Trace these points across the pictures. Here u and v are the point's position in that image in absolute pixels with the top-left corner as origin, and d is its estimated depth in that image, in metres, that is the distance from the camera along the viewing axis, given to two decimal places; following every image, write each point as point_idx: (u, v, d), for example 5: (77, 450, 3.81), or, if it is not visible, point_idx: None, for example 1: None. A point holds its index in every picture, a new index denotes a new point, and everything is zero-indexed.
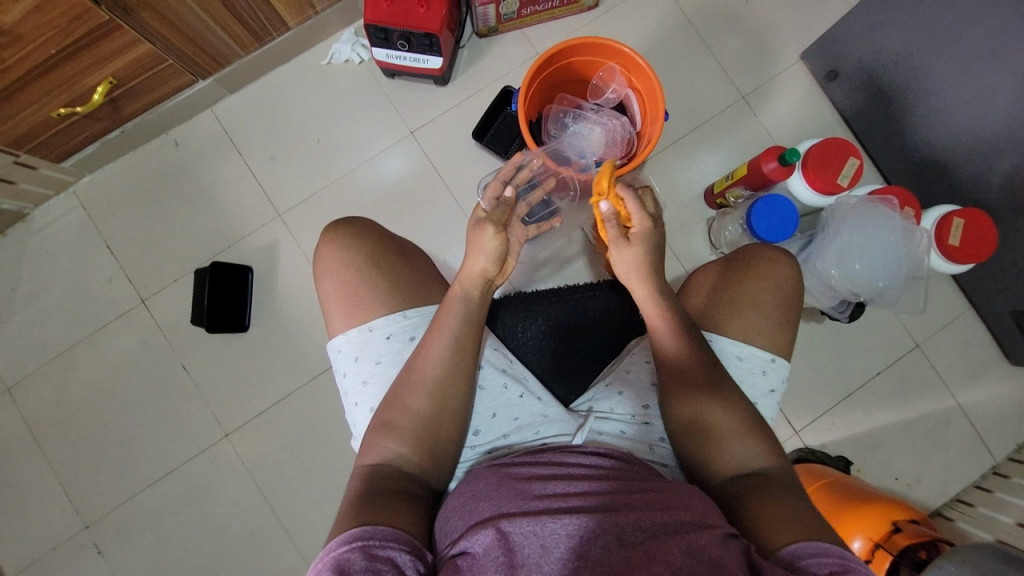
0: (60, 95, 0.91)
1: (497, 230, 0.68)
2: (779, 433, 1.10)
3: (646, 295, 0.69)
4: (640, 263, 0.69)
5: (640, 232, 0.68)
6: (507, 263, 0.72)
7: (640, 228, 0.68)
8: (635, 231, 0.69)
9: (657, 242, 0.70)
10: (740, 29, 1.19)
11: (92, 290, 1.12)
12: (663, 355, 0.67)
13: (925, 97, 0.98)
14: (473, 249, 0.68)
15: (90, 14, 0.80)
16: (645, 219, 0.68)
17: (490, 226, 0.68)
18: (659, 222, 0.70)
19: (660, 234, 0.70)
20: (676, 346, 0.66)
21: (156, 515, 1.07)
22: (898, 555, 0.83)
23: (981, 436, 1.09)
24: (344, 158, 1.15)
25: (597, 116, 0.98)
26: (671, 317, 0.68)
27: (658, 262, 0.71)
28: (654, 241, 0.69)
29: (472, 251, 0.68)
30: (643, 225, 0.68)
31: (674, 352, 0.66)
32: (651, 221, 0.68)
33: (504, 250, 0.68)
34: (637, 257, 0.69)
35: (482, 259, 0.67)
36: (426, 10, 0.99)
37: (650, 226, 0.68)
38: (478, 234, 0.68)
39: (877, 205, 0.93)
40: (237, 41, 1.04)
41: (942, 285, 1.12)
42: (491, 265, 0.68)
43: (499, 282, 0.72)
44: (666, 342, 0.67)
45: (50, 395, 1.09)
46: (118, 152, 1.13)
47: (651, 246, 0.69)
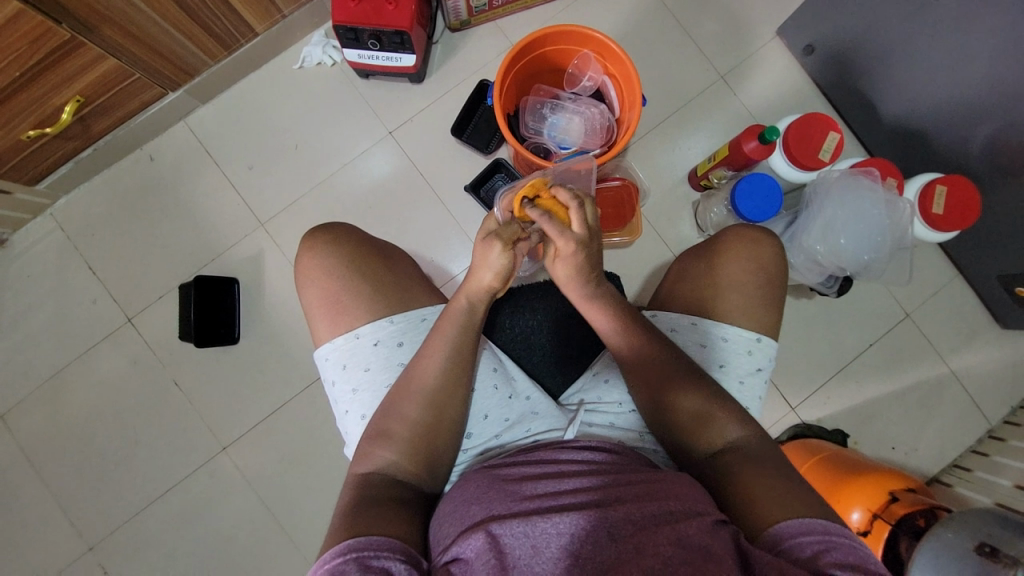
0: (27, 117, 0.89)
1: (507, 246, 0.62)
2: (775, 411, 1.10)
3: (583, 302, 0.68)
4: (571, 279, 0.65)
5: (564, 255, 0.62)
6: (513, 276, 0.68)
7: (564, 251, 0.62)
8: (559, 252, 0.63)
9: (585, 262, 0.63)
10: (715, 8, 1.18)
11: (77, 312, 1.11)
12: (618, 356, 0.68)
13: (901, 67, 0.97)
14: (479, 263, 0.64)
15: (51, 32, 0.79)
16: (568, 243, 0.61)
17: (499, 242, 0.62)
18: (586, 242, 0.62)
19: (589, 252, 0.63)
20: (627, 352, 0.67)
21: (160, 532, 1.07)
22: (896, 524, 0.83)
23: (974, 401, 1.10)
24: (324, 163, 1.14)
25: (575, 106, 0.98)
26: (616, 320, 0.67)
27: (597, 272, 0.65)
28: (583, 261, 0.63)
29: (478, 265, 0.64)
30: (567, 249, 0.62)
31: (624, 357, 0.67)
32: (574, 244, 0.61)
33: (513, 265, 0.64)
34: (567, 274, 0.65)
35: (486, 275, 0.64)
36: (395, 8, 0.97)
37: (574, 249, 0.62)
38: (485, 249, 0.63)
39: (859, 178, 0.92)
40: (205, 51, 1.02)
41: (930, 253, 1.12)
42: (498, 280, 0.65)
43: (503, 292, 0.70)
44: (617, 344, 0.67)
45: (44, 421, 1.09)
46: (93, 171, 1.11)
47: (580, 266, 0.63)
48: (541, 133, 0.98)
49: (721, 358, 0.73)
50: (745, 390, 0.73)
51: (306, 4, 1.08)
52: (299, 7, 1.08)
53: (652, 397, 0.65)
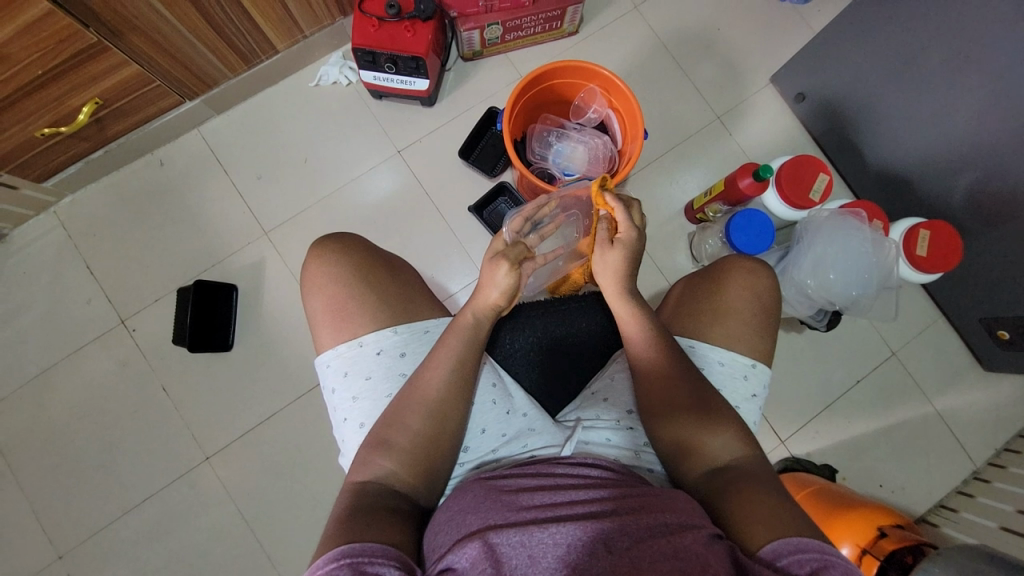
0: (44, 115, 0.91)
1: (512, 267, 0.67)
2: (766, 443, 1.11)
3: (619, 297, 0.72)
4: (619, 269, 0.71)
5: (624, 238, 0.70)
6: (518, 296, 0.71)
7: (624, 235, 0.70)
8: (619, 235, 0.71)
9: (638, 250, 0.71)
10: (713, 54, 1.25)
11: (70, 310, 1.10)
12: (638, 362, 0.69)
13: (886, 117, 1.04)
14: (485, 282, 0.68)
15: (79, 36, 0.81)
16: (630, 228, 0.70)
17: (506, 262, 0.67)
18: (643, 233, 0.71)
19: (641, 244, 0.72)
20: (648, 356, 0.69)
21: (132, 544, 1.03)
22: (885, 560, 0.83)
23: (960, 442, 1.12)
24: (332, 177, 1.17)
25: (579, 135, 1.02)
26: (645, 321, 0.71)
27: (638, 267, 0.73)
28: (636, 250, 0.71)
29: (485, 284, 0.68)
30: (627, 233, 0.70)
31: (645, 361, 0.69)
32: (634, 230, 0.70)
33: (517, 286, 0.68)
34: (617, 262, 0.71)
35: (492, 292, 0.67)
36: (413, 35, 1.02)
37: (633, 236, 0.70)
38: (491, 269, 0.67)
39: (847, 218, 0.97)
40: (225, 63, 1.06)
41: (914, 294, 1.16)
42: (504, 299, 0.68)
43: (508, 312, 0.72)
44: (642, 346, 0.69)
45: (23, 422, 1.06)
46: (102, 172, 1.12)
47: (632, 255, 0.71)
48: (546, 159, 1.02)
49: (716, 383, 0.74)
50: (740, 415, 0.75)
51: (327, 26, 1.13)
52: (321, 29, 1.13)
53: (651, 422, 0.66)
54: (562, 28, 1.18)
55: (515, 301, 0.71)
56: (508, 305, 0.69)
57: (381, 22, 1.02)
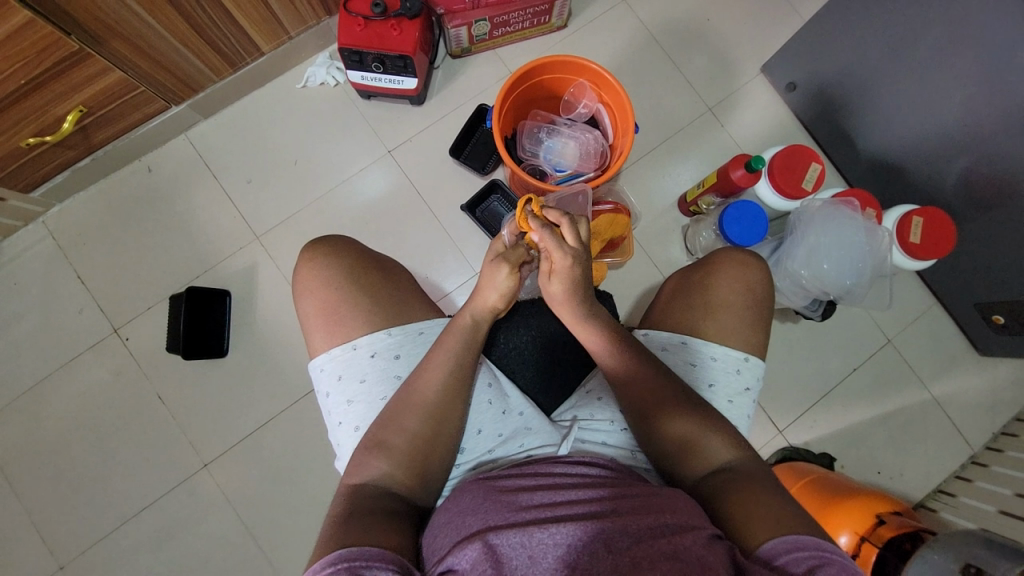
0: (28, 125, 0.90)
1: (513, 269, 0.66)
2: (764, 433, 1.11)
3: (575, 320, 0.69)
4: (566, 296, 0.67)
5: (561, 269, 0.65)
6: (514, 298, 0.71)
7: (561, 266, 0.65)
8: (555, 267, 0.65)
9: (581, 276, 0.66)
10: (703, 45, 1.24)
11: (63, 321, 1.09)
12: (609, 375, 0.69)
13: (878, 104, 1.03)
14: (485, 283, 0.67)
15: (60, 43, 0.80)
16: (564, 257, 0.64)
17: (507, 265, 0.66)
18: (580, 257, 0.65)
19: (584, 267, 0.66)
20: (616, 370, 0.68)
21: (133, 553, 1.03)
22: (884, 547, 0.84)
23: (956, 427, 1.12)
24: (323, 179, 1.16)
25: (570, 131, 1.02)
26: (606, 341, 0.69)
27: (589, 285, 0.68)
28: (578, 276, 0.66)
29: (484, 285, 0.67)
30: (562, 264, 0.65)
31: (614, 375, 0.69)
32: (569, 259, 0.64)
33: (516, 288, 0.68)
34: (562, 291, 0.67)
35: (491, 293, 0.67)
36: (399, 33, 1.01)
37: (570, 264, 0.64)
38: (492, 270, 0.66)
39: (840, 207, 0.96)
40: (210, 67, 1.05)
41: (909, 281, 1.17)
42: (502, 301, 0.68)
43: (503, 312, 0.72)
44: (609, 364, 0.69)
45: (19, 435, 1.05)
46: (89, 181, 1.11)
47: (576, 280, 0.66)
48: (537, 156, 1.02)
49: (709, 377, 0.74)
50: (734, 409, 0.75)
51: (312, 27, 1.11)
52: (307, 30, 1.11)
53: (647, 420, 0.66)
54: (550, 22, 1.17)
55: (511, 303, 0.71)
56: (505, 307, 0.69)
57: (367, 21, 1.01)
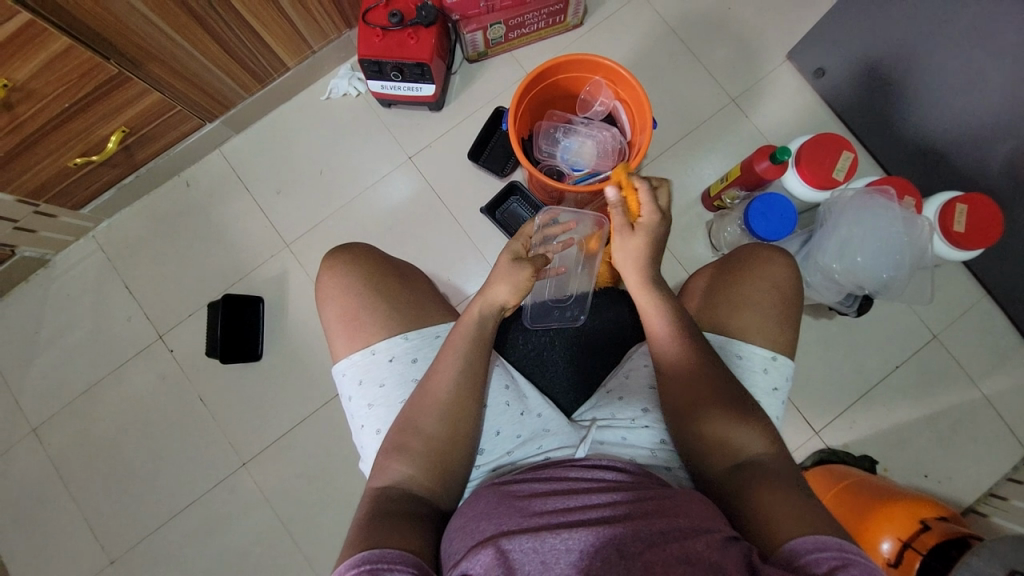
0: (75, 145, 0.97)
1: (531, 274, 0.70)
2: (799, 434, 1.07)
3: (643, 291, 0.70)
4: (637, 254, 0.70)
5: (647, 223, 0.70)
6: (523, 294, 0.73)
7: (647, 219, 0.70)
8: (642, 220, 0.70)
9: (661, 235, 0.71)
10: (725, 35, 1.21)
11: (112, 329, 1.16)
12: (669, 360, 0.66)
13: (914, 87, 0.98)
14: (497, 279, 0.70)
15: (101, 68, 0.86)
16: (654, 212, 0.70)
17: (528, 268, 0.70)
18: (666, 218, 0.71)
19: (665, 229, 0.72)
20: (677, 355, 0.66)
21: (179, 547, 1.09)
22: (927, 554, 0.79)
23: (1010, 427, 1.05)
24: (347, 187, 1.19)
25: (587, 130, 1.02)
26: (672, 320, 0.68)
27: (659, 255, 0.72)
28: (659, 235, 0.71)
29: (497, 281, 0.70)
30: (650, 218, 0.70)
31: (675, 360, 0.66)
32: (658, 214, 0.70)
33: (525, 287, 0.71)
34: (637, 247, 0.70)
35: (503, 289, 0.69)
36: (416, 42, 1.03)
37: (657, 220, 0.70)
38: (508, 271, 0.70)
39: (874, 196, 0.92)
40: (240, 84, 1.10)
41: (955, 273, 1.10)
42: (513, 296, 0.70)
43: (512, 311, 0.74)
44: (668, 347, 0.67)
45: (76, 435, 1.13)
46: (133, 197, 1.19)
47: (657, 239, 0.71)
48: (554, 156, 1.02)
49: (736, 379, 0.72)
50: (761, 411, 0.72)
51: (333, 40, 1.15)
52: (328, 43, 1.15)
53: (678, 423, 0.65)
54: (566, 21, 1.17)
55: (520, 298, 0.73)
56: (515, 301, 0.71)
57: (385, 31, 1.03)
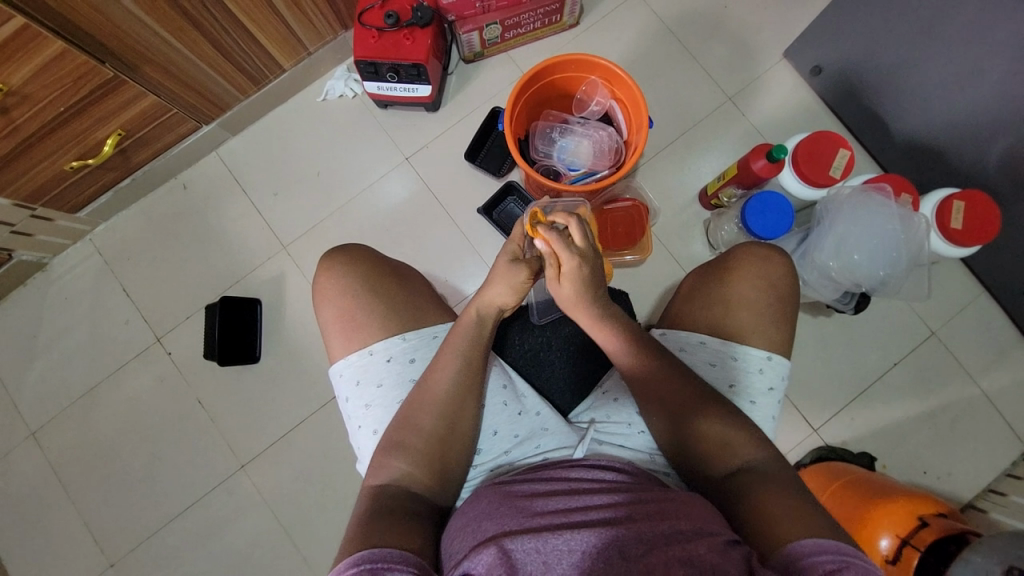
0: (71, 149, 0.97)
1: (531, 274, 0.68)
2: (798, 432, 1.07)
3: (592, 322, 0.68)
4: (575, 299, 0.67)
5: (569, 271, 0.64)
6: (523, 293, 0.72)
7: (568, 268, 0.64)
8: (563, 269, 0.65)
9: (589, 275, 0.65)
10: (721, 34, 1.21)
11: (110, 332, 1.16)
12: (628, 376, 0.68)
13: (910, 85, 0.98)
14: (493, 281, 0.68)
15: (96, 71, 0.86)
16: (571, 258, 0.63)
17: (526, 269, 0.67)
18: (588, 257, 0.64)
19: (592, 266, 0.65)
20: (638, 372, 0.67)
21: (178, 550, 1.09)
22: (926, 552, 0.79)
23: (1009, 423, 1.05)
24: (344, 189, 1.19)
25: (583, 129, 1.02)
26: (626, 345, 0.68)
27: (599, 288, 0.67)
28: (588, 274, 0.65)
29: (495, 283, 0.68)
30: (570, 264, 0.64)
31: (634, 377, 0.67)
32: (577, 259, 0.63)
33: (514, 300, 0.69)
34: (572, 293, 0.66)
35: (500, 292, 0.68)
36: (412, 42, 1.03)
37: (577, 265, 0.64)
38: (506, 273, 0.67)
39: (871, 194, 0.92)
40: (236, 86, 1.10)
41: (953, 270, 1.10)
42: (511, 298, 0.69)
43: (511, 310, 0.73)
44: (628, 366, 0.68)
45: (74, 439, 1.13)
46: (130, 200, 1.19)
47: (586, 279, 0.65)
48: (550, 156, 1.02)
49: (731, 378, 0.72)
50: (758, 410, 0.72)
51: (330, 41, 1.15)
52: (324, 44, 1.15)
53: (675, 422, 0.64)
54: (562, 21, 1.17)
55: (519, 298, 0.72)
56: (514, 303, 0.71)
57: (381, 32, 1.03)
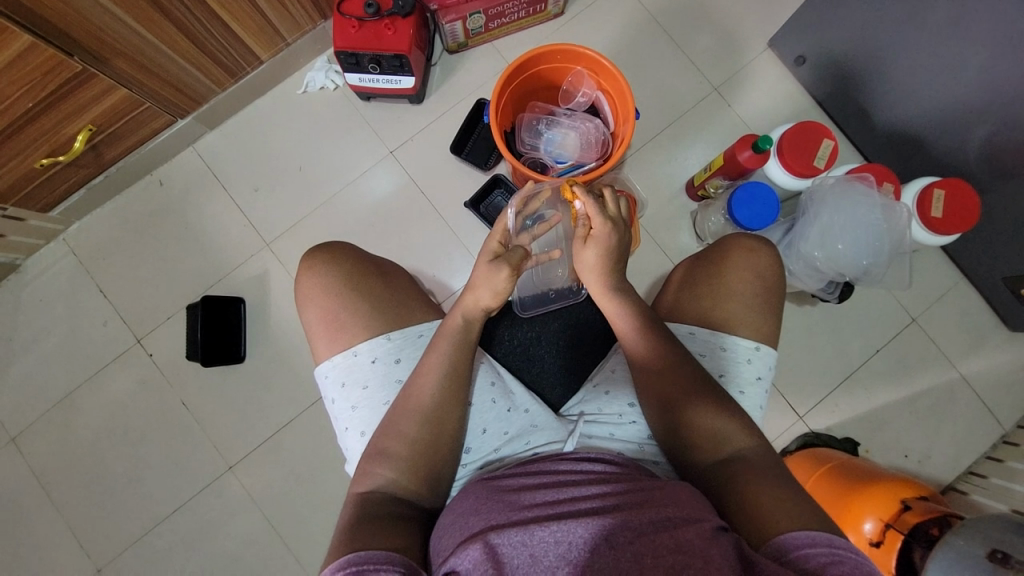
0: (40, 146, 0.93)
1: (513, 272, 0.67)
2: (784, 420, 1.09)
3: (604, 295, 0.72)
4: (600, 262, 0.71)
5: (599, 234, 0.69)
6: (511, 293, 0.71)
7: (600, 233, 0.69)
8: (594, 233, 0.69)
9: (617, 244, 0.70)
10: (706, 23, 1.20)
11: (88, 334, 1.13)
12: (636, 360, 0.69)
13: (892, 76, 0.98)
14: (476, 284, 0.68)
15: (64, 65, 0.82)
16: (605, 223, 0.69)
17: (507, 267, 0.66)
18: (618, 225, 0.70)
19: (620, 235, 0.70)
20: (644, 351, 0.68)
21: (167, 553, 1.07)
22: (909, 534, 0.80)
23: (986, 406, 1.08)
24: (328, 183, 1.17)
25: (570, 121, 1.00)
26: (634, 319, 0.70)
27: (620, 261, 0.72)
28: (614, 245, 0.70)
29: (478, 285, 0.68)
30: (602, 230, 0.69)
31: (643, 357, 0.68)
32: (609, 225, 0.69)
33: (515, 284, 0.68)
34: (597, 258, 0.71)
35: (483, 294, 0.67)
36: (394, 33, 1.01)
37: (608, 231, 0.69)
38: (489, 272, 0.67)
39: (854, 183, 0.93)
40: (213, 79, 1.07)
41: (933, 257, 1.12)
42: (496, 300, 0.68)
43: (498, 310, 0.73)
44: (633, 343, 0.69)
45: (55, 445, 1.10)
46: (104, 198, 1.15)
47: (612, 248, 0.70)
48: (537, 149, 1.00)
49: (720, 368, 0.73)
50: (745, 400, 0.73)
51: (308, 32, 1.12)
52: (303, 35, 1.12)
53: (664, 415, 0.65)
54: (547, 10, 1.15)
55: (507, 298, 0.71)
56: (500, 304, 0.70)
57: (361, 22, 1.00)
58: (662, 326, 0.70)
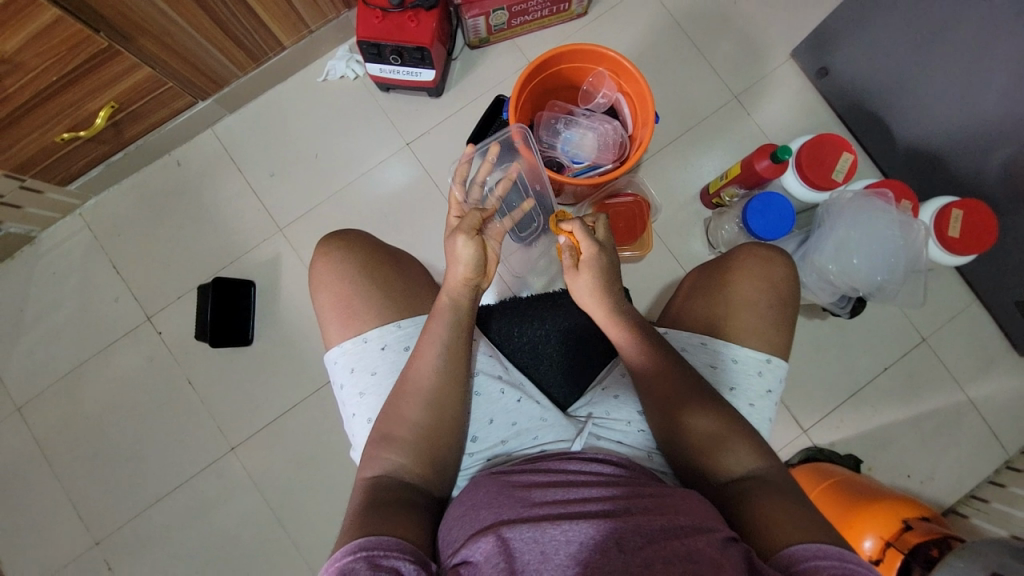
0: (62, 121, 0.94)
1: (470, 236, 0.66)
2: (787, 432, 1.08)
3: (601, 311, 0.70)
4: (595, 288, 0.69)
5: (587, 257, 0.68)
6: (490, 266, 0.70)
7: (590, 258, 0.68)
8: (582, 256, 0.69)
9: (607, 264, 0.69)
10: (730, 31, 1.20)
11: (99, 308, 1.14)
12: (632, 366, 0.69)
13: (915, 92, 0.98)
14: (451, 260, 0.67)
15: (90, 40, 0.83)
16: (593, 245, 0.68)
17: (462, 233, 0.66)
18: (607, 247, 0.70)
19: (609, 256, 0.70)
20: (640, 356, 0.68)
21: (165, 530, 1.08)
22: (909, 553, 0.80)
23: (992, 430, 1.07)
24: (343, 171, 1.17)
25: (588, 122, 1.00)
26: (626, 325, 0.70)
27: (615, 282, 0.70)
28: (604, 265, 0.69)
29: (451, 262, 0.67)
30: (592, 254, 0.68)
31: (639, 362, 0.68)
32: (598, 248, 0.68)
33: (482, 253, 0.67)
34: (591, 285, 0.69)
35: (459, 268, 0.66)
36: (417, 25, 1.01)
37: (597, 255, 0.68)
38: (452, 245, 0.67)
39: (873, 199, 0.92)
40: (235, 63, 1.08)
41: (947, 278, 1.11)
42: (473, 272, 0.67)
43: (488, 284, 0.71)
44: (629, 350, 0.69)
45: (60, 417, 1.11)
46: (121, 175, 1.16)
47: (603, 269, 0.69)
48: (554, 148, 1.00)
49: (730, 381, 0.72)
50: (755, 413, 0.73)
51: (332, 20, 1.12)
52: (327, 23, 1.12)
53: (671, 420, 0.65)
54: (570, 9, 1.15)
55: (488, 271, 0.70)
56: (483, 276, 0.69)
57: (385, 13, 1.01)
58: (656, 332, 0.70)
